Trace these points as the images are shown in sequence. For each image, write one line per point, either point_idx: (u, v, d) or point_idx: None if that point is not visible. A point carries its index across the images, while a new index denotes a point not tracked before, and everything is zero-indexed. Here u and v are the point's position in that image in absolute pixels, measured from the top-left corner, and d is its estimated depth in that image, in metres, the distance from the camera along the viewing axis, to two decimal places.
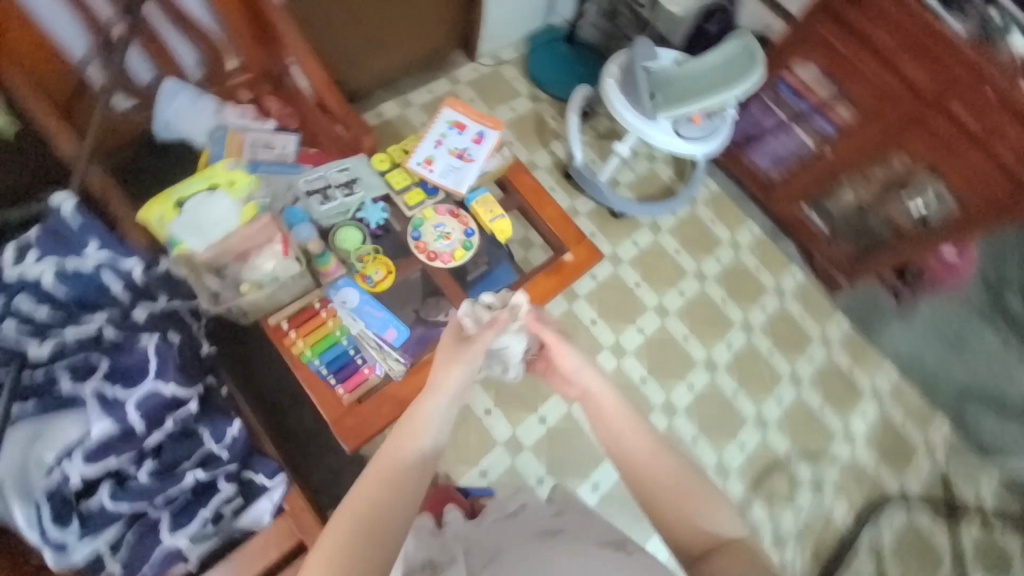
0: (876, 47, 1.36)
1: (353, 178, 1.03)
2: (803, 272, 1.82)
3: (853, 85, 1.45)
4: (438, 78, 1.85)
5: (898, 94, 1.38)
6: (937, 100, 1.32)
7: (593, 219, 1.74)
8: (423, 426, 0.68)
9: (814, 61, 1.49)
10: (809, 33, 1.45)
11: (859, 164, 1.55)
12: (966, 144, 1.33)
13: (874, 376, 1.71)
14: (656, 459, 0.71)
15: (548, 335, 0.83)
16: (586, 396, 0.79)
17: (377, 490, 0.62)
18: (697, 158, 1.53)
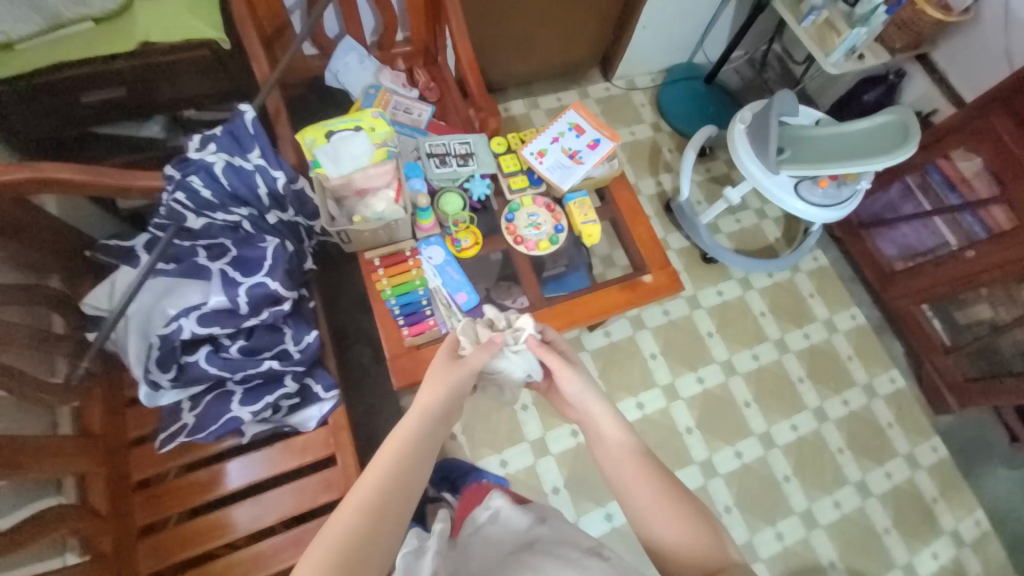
0: None
1: (470, 152, 1.11)
2: (904, 378, 1.65)
3: (1016, 191, 1.28)
4: (570, 90, 1.93)
5: None
6: None
7: (682, 256, 1.70)
8: (406, 447, 0.64)
9: (983, 156, 1.33)
10: (981, 124, 1.32)
11: (1006, 280, 1.36)
12: None
13: (960, 516, 1.49)
14: (643, 475, 0.68)
15: (551, 360, 0.82)
16: (587, 421, 0.77)
17: (357, 517, 0.57)
18: (813, 223, 1.44)
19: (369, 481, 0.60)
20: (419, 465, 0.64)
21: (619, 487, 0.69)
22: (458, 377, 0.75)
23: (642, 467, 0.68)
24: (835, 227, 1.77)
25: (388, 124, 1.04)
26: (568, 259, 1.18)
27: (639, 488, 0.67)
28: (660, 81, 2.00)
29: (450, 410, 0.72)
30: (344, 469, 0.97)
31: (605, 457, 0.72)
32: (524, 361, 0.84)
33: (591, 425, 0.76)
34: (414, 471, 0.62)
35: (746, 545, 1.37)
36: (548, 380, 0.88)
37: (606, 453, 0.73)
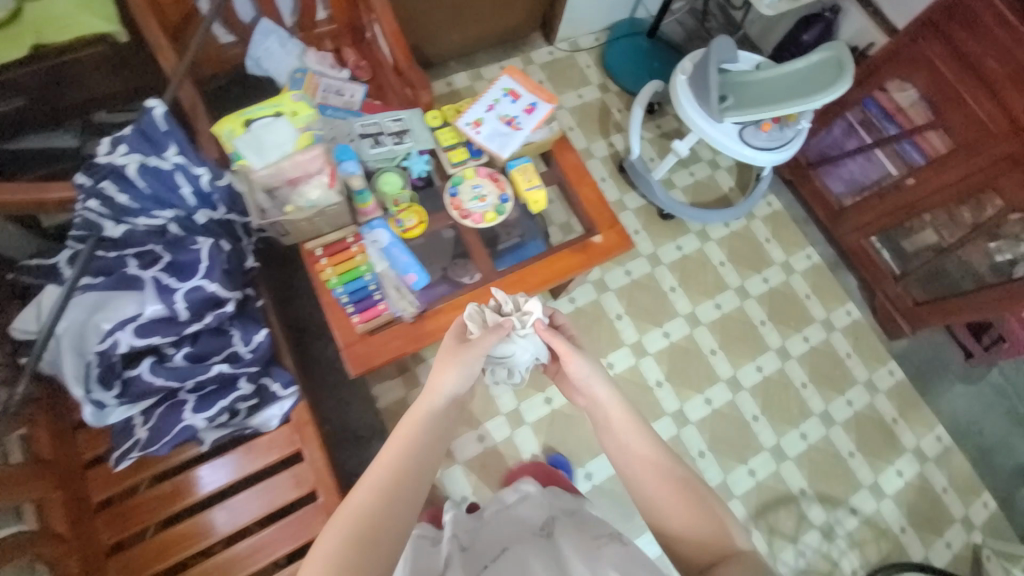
0: (983, 76, 1.23)
1: (405, 129, 1.07)
2: (859, 309, 1.71)
3: (950, 116, 1.31)
4: (513, 58, 1.89)
5: (1000, 133, 1.23)
6: None
7: (639, 215, 1.71)
8: (417, 430, 0.69)
9: (919, 85, 1.35)
10: (913, 52, 1.34)
11: (946, 203, 1.41)
12: None
13: (920, 434, 1.57)
14: (658, 468, 0.71)
15: (559, 345, 0.83)
16: (594, 406, 0.79)
17: (371, 500, 0.62)
18: (763, 167, 1.44)
19: (385, 463, 0.65)
20: (429, 447, 0.68)
21: (634, 479, 0.72)
22: (465, 361, 0.76)
23: (661, 461, 0.72)
24: (785, 170, 1.79)
25: (309, 107, 1.00)
26: (521, 230, 1.15)
27: (652, 481, 0.71)
28: (604, 41, 1.97)
29: (458, 395, 0.75)
30: (312, 463, 0.97)
31: (616, 449, 0.75)
32: (531, 345, 0.85)
33: (602, 416, 0.78)
34: (425, 453, 0.67)
35: (721, 485, 1.42)
36: (554, 362, 0.90)
37: (620, 445, 0.75)
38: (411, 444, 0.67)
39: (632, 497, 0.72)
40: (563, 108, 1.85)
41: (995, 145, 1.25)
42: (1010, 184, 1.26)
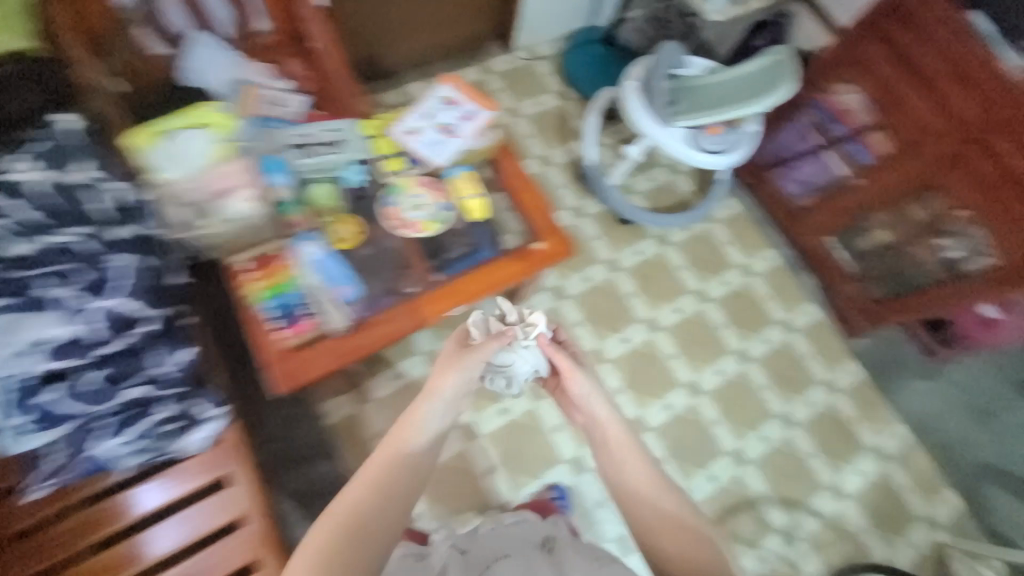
0: (922, 75, 1.25)
1: (340, 138, 1.06)
2: (821, 309, 1.70)
3: (894, 115, 1.33)
4: (471, 66, 1.88)
5: (941, 131, 1.25)
6: (979, 138, 1.20)
7: (597, 222, 1.71)
8: (414, 429, 0.80)
9: (864, 85, 1.37)
10: (855, 55, 1.36)
11: (895, 202, 1.42)
12: (1012, 193, 1.19)
13: (881, 433, 1.58)
14: (665, 507, 0.77)
15: (561, 362, 0.91)
16: (593, 426, 0.87)
17: (366, 492, 0.74)
18: (717, 171, 1.44)
19: (383, 458, 0.77)
20: (424, 443, 0.80)
21: (639, 513, 0.78)
22: (464, 368, 0.86)
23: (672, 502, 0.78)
24: (741, 172, 1.79)
25: (227, 116, 1.03)
26: (469, 239, 1.10)
27: (648, 506, 0.78)
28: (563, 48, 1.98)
29: (458, 395, 0.85)
30: (246, 485, 0.95)
31: (621, 479, 0.81)
32: (531, 357, 0.94)
33: (611, 446, 0.82)
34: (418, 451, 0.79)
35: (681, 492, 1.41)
36: (554, 377, 0.96)
37: (633, 484, 0.79)
38: (407, 442, 0.79)
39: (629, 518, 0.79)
40: (522, 116, 1.84)
41: (938, 143, 1.27)
42: (956, 182, 1.27)
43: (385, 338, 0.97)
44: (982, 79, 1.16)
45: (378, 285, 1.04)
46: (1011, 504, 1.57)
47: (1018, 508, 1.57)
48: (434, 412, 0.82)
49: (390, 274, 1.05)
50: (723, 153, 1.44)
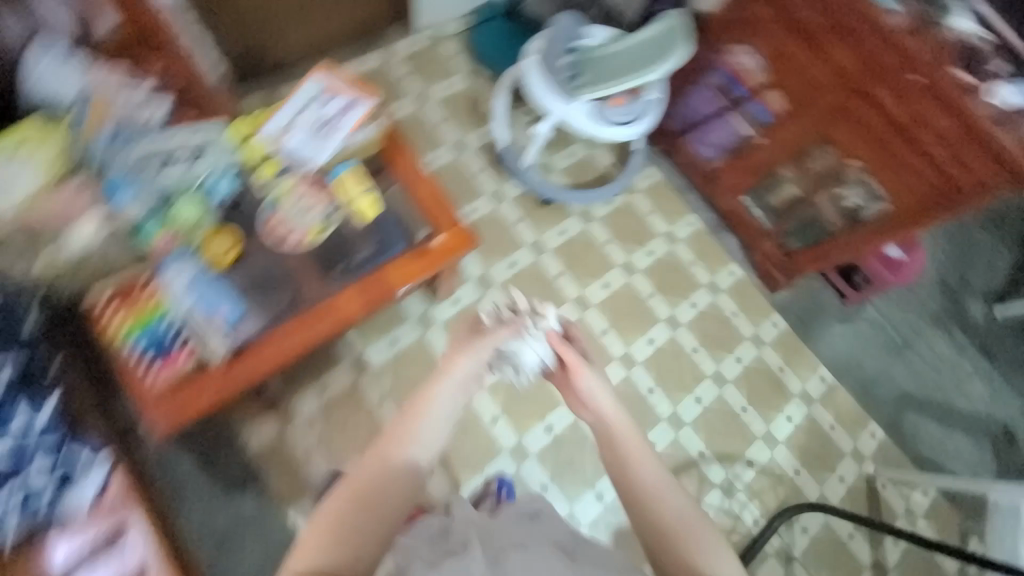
0: (803, 29, 1.26)
1: (201, 149, 1.05)
2: (744, 268, 1.75)
3: (784, 71, 1.35)
4: (372, 52, 1.77)
5: (827, 83, 1.28)
6: (860, 87, 1.22)
7: (519, 205, 1.67)
8: (429, 403, 0.89)
9: (754, 44, 1.37)
10: (744, 12, 1.35)
11: (795, 155, 1.45)
12: (895, 137, 1.23)
13: (806, 379, 1.66)
14: (679, 509, 0.81)
15: (569, 356, 0.96)
16: (598, 421, 0.91)
17: (380, 459, 0.82)
18: (624, 141, 1.43)
19: (401, 428, 0.87)
20: (437, 418, 0.89)
21: (653, 513, 0.81)
22: (476, 350, 0.95)
23: (691, 505, 0.82)
24: (655, 141, 1.79)
25: (56, 132, 1.03)
26: (376, 237, 1.07)
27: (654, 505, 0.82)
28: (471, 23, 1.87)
29: (469, 379, 0.94)
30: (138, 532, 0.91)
31: (631, 480, 0.84)
32: (541, 346, 0.95)
33: (620, 444, 0.87)
34: (434, 426, 0.88)
35: None
36: (561, 371, 0.97)
37: (646, 490, 0.83)
38: (422, 414, 0.88)
39: (636, 513, 0.83)
40: (432, 101, 1.75)
41: (826, 95, 1.30)
42: (841, 134, 1.32)
43: (268, 358, 0.97)
44: (852, 31, 1.18)
45: (263, 304, 1.02)
46: (931, 429, 1.70)
47: (938, 432, 1.70)
48: (445, 395, 0.90)
49: (293, 284, 1.04)
50: (630, 124, 1.43)
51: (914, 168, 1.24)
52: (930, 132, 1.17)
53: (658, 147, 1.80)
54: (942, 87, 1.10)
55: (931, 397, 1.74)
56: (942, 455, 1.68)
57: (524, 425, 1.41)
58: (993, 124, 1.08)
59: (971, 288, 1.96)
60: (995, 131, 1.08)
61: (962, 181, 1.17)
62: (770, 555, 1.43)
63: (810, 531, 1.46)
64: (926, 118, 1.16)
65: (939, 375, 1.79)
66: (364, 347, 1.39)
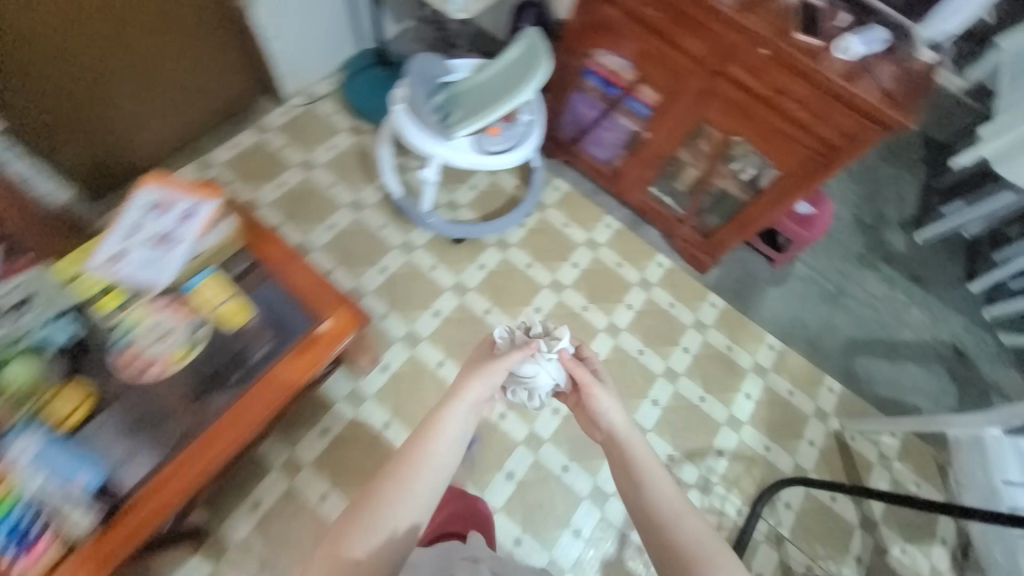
0: (648, 24, 1.23)
1: (26, 297, 0.97)
2: (669, 258, 1.75)
3: (645, 65, 1.32)
4: (243, 131, 1.68)
5: (686, 69, 1.25)
6: (716, 67, 1.19)
7: (431, 250, 1.61)
8: (444, 427, 0.83)
9: (612, 45, 1.34)
10: (593, 15, 1.32)
11: (681, 140, 1.44)
12: (761, 108, 1.19)
13: (755, 351, 1.66)
14: (692, 533, 0.79)
15: (583, 376, 0.98)
16: (611, 439, 0.92)
17: (393, 496, 0.77)
18: (511, 166, 1.38)
19: (416, 458, 0.80)
20: (451, 445, 0.82)
21: (666, 538, 0.79)
22: (488, 372, 0.91)
23: (709, 531, 0.79)
24: (552, 151, 1.78)
25: None
26: (270, 333, 1.06)
27: (680, 528, 0.80)
28: (342, 79, 1.81)
29: (479, 401, 0.89)
30: None
31: (649, 498, 0.83)
32: (556, 369, 0.99)
33: (631, 460, 0.87)
34: (447, 454, 0.82)
35: (593, 491, 1.37)
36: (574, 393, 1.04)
37: (662, 513, 0.81)
38: (436, 444, 0.81)
39: (662, 534, 0.81)
40: (318, 165, 1.67)
41: (690, 80, 1.26)
42: (715, 113, 1.27)
43: (159, 509, 0.91)
44: (693, 14, 1.14)
45: (150, 441, 0.96)
46: (884, 368, 1.73)
47: (890, 369, 1.73)
48: (457, 418, 0.84)
49: (178, 417, 0.98)
50: (511, 148, 1.38)
51: (786, 135, 1.19)
52: (792, 98, 1.13)
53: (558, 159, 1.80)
54: (789, 52, 1.06)
55: (875, 337, 1.78)
56: (901, 390, 1.70)
57: (483, 479, 1.34)
58: (849, 77, 1.06)
59: (885, 222, 2.05)
60: (852, 85, 1.05)
61: (837, 140, 1.13)
62: (763, 542, 1.39)
63: (794, 505, 1.44)
64: (784, 87, 1.12)
65: (878, 313, 1.83)
66: (293, 446, 1.28)
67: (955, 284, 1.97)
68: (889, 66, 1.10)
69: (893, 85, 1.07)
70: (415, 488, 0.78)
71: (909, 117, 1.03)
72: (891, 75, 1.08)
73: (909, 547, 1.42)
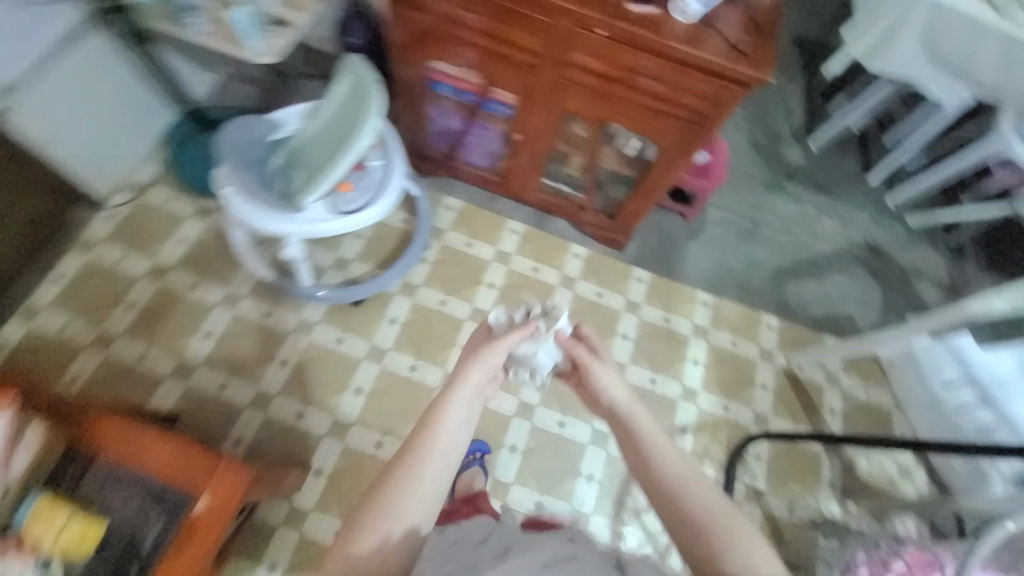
0: (474, 27, 1.09)
1: None
2: (584, 245, 1.67)
3: (487, 69, 1.17)
4: (66, 256, 1.41)
5: (530, 65, 1.12)
6: (560, 58, 1.07)
7: (331, 322, 1.43)
8: (450, 411, 0.80)
9: (447, 55, 1.19)
10: (415, 28, 1.16)
11: (553, 134, 1.32)
12: (617, 89, 1.09)
13: (692, 314, 1.64)
14: (713, 508, 0.77)
15: (579, 353, 0.99)
16: (614, 416, 0.90)
17: (405, 482, 0.74)
18: (377, 220, 1.21)
19: (428, 441, 0.77)
20: (459, 428, 0.80)
21: (684, 513, 0.77)
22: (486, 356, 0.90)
23: (725, 500, 0.77)
24: (431, 171, 1.64)
25: None
26: (158, 506, 0.92)
27: (701, 501, 0.78)
28: (168, 157, 1.54)
29: (480, 385, 0.88)
30: None
31: (665, 475, 0.81)
32: (552, 348, 1.00)
33: (638, 439, 0.85)
34: (458, 437, 0.79)
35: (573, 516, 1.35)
36: (572, 373, 1.03)
37: (677, 486, 0.79)
38: (445, 428, 0.78)
39: (687, 512, 0.77)
40: (171, 268, 1.43)
41: (538, 75, 1.13)
42: (575, 102, 1.16)
43: None
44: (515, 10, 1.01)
45: None
46: (811, 287, 1.76)
47: (817, 286, 1.77)
48: (460, 401, 0.82)
49: None
50: (372, 202, 1.21)
51: (652, 110, 1.10)
52: (643, 74, 1.03)
53: (440, 177, 1.66)
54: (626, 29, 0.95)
55: (797, 258, 1.81)
56: (831, 303, 1.74)
57: None
58: (695, 39, 0.96)
59: (779, 139, 2.06)
60: (699, 48, 0.96)
61: (704, 106, 1.05)
62: (747, 503, 1.40)
63: (764, 455, 1.46)
64: (632, 64, 1.02)
65: (794, 233, 1.85)
66: None
67: (856, 180, 2.02)
68: (736, 11, 1.00)
69: (742, 34, 0.98)
70: (419, 477, 0.74)
71: (766, 67, 0.95)
72: (739, 21, 0.99)
73: (874, 457, 1.48)
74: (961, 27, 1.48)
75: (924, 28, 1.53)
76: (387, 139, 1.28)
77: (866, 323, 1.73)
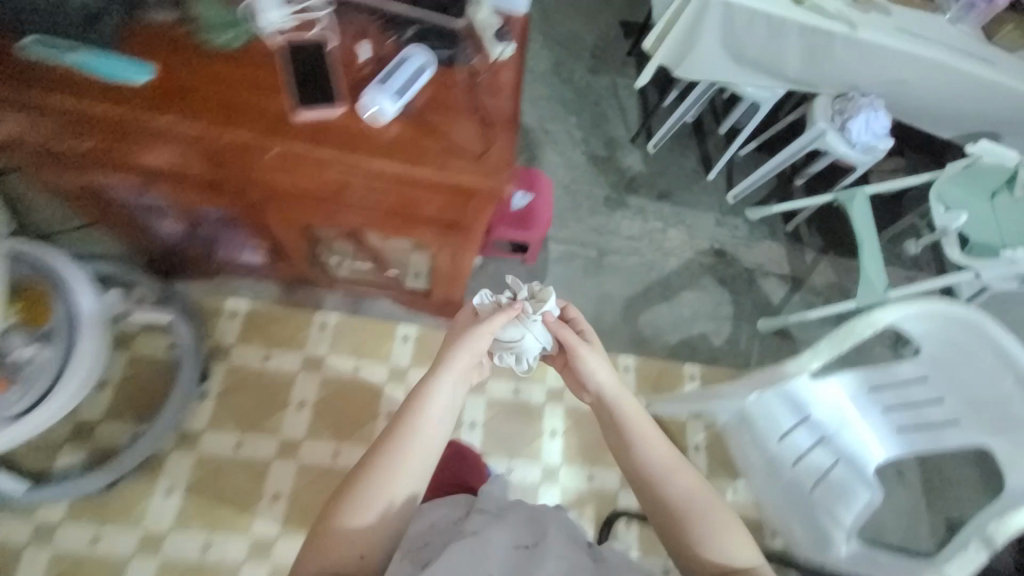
0: (151, 155, 0.93)
1: None
2: (415, 322, 1.42)
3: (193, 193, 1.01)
4: None
5: (236, 185, 0.97)
6: (264, 178, 0.94)
7: (85, 519, 1.14)
8: (427, 405, 0.83)
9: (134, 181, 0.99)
10: (78, 159, 0.95)
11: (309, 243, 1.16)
12: (342, 199, 0.98)
13: (544, 377, 1.50)
14: (681, 488, 0.85)
15: (564, 335, 0.97)
16: (599, 399, 0.95)
17: (389, 467, 0.78)
18: (59, 408, 0.93)
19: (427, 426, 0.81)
20: (444, 418, 0.84)
21: (662, 493, 0.85)
22: (470, 344, 0.90)
23: (700, 486, 0.85)
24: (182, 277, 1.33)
25: None
26: None
27: (680, 478, 0.86)
28: None
29: (466, 368, 0.90)
30: None
31: (651, 461, 0.88)
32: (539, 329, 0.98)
33: (621, 421, 0.91)
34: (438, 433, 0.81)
35: None
36: (559, 353, 1.02)
37: (654, 472, 0.87)
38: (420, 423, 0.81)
39: (670, 493, 0.85)
40: None
41: (252, 194, 0.99)
42: (310, 214, 1.03)
43: None
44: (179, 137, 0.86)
45: None
46: (665, 311, 1.69)
47: (671, 309, 1.70)
48: (445, 393, 0.85)
49: None
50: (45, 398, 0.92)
51: (397, 216, 1.01)
52: (361, 188, 0.94)
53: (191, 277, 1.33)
54: (306, 147, 0.85)
55: (647, 281, 1.72)
56: (686, 324, 1.69)
57: None
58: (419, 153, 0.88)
59: (617, 146, 1.92)
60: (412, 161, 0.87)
61: (445, 209, 0.97)
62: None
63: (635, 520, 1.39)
64: (346, 180, 0.92)
65: (641, 254, 1.75)
66: None
67: (697, 179, 1.94)
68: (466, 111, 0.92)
69: (465, 131, 0.91)
70: (412, 467, 0.79)
71: (502, 175, 0.88)
72: (471, 121, 0.91)
73: (737, 484, 1.49)
74: (757, 27, 1.32)
75: (720, 29, 1.35)
76: (53, 311, 0.99)
77: (719, 339, 1.69)
